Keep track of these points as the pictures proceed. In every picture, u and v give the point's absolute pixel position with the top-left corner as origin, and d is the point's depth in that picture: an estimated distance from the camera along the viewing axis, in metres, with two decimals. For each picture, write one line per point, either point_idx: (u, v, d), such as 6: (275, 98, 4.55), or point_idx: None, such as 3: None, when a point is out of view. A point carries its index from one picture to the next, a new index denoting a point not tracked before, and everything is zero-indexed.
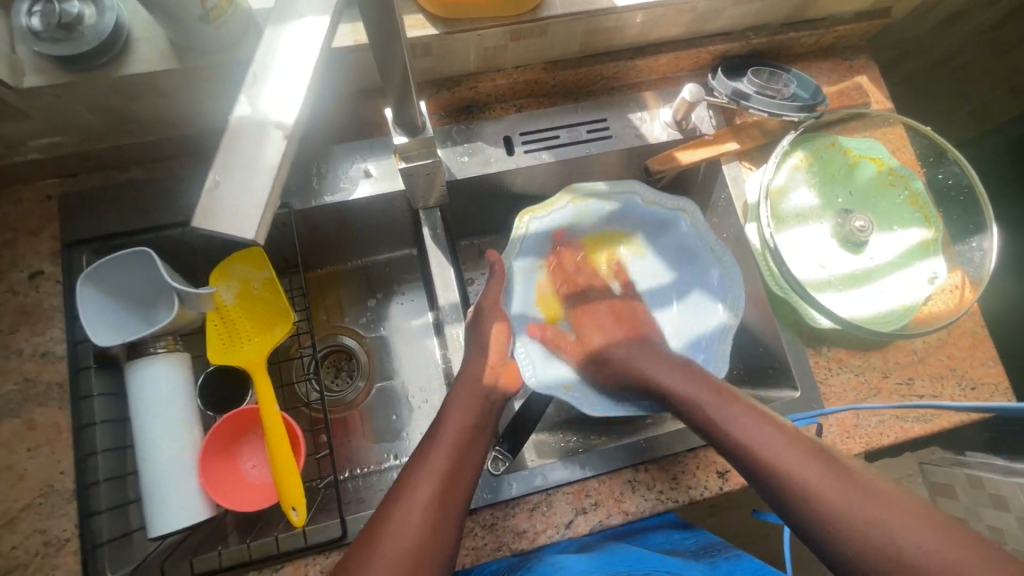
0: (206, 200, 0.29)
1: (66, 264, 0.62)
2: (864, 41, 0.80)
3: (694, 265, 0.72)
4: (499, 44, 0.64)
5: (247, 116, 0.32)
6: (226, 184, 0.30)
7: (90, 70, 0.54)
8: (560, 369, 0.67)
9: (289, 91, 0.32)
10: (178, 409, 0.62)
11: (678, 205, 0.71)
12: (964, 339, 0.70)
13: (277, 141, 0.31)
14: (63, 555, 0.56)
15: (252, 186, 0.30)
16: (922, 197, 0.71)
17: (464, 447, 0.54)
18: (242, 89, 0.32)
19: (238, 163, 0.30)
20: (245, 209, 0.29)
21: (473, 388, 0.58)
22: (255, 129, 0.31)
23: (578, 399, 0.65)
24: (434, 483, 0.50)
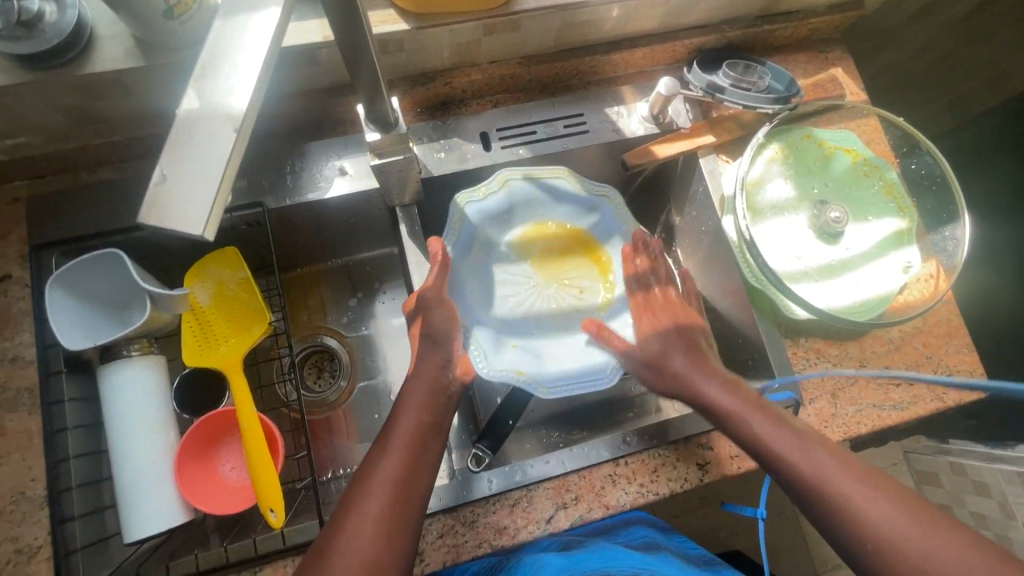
0: (153, 196, 0.28)
1: (34, 265, 0.60)
2: (838, 34, 0.80)
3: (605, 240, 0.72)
4: (473, 39, 0.64)
5: (196, 109, 0.31)
6: (173, 179, 0.29)
7: (53, 69, 0.53)
8: (505, 355, 0.65)
9: (240, 84, 0.32)
10: (153, 413, 0.61)
11: (603, 191, 0.71)
12: (940, 326, 0.71)
13: (229, 135, 0.31)
14: (36, 563, 0.56)
15: (201, 180, 0.29)
16: (896, 187, 0.72)
17: (420, 452, 0.52)
18: (191, 82, 0.31)
19: (186, 158, 0.30)
20: (193, 205, 0.29)
21: (432, 382, 0.57)
22: (204, 123, 0.31)
23: (533, 384, 0.62)
24: (389, 487, 0.49)
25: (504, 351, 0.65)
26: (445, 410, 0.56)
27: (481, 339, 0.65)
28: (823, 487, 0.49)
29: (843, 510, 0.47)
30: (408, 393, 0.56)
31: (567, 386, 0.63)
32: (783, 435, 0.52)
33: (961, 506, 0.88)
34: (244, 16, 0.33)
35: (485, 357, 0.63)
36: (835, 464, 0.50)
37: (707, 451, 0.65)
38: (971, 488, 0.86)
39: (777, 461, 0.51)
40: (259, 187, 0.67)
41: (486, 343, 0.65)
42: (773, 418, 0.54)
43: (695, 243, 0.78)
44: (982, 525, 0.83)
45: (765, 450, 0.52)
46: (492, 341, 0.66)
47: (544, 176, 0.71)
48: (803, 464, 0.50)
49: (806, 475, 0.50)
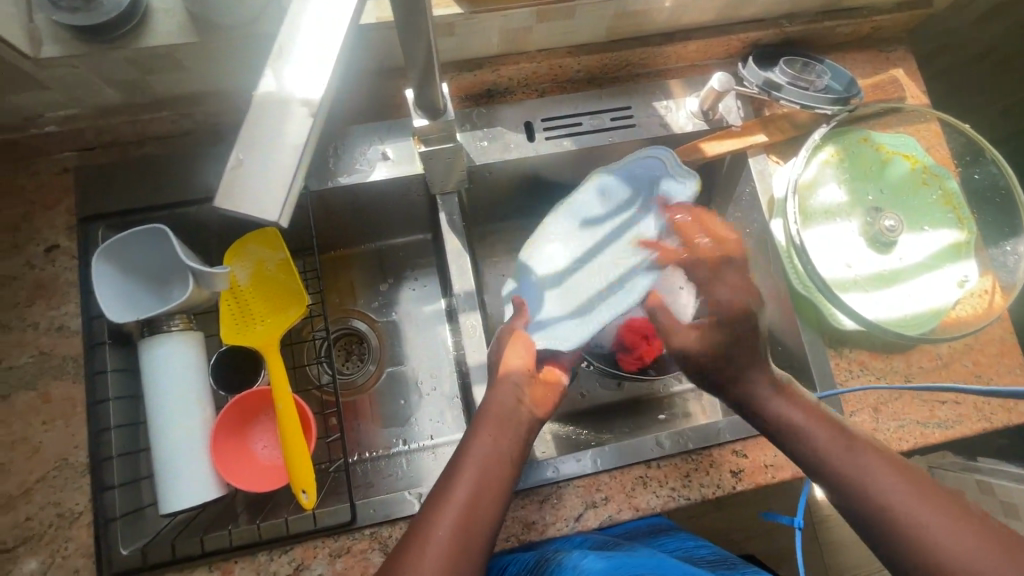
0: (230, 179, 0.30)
1: (82, 237, 0.62)
2: (902, 33, 0.77)
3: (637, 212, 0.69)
4: (525, 26, 0.62)
5: (272, 91, 0.31)
6: (250, 162, 0.29)
7: (108, 42, 0.52)
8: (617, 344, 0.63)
9: (313, 65, 0.31)
10: (191, 388, 0.63)
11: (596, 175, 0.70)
12: (991, 345, 0.68)
13: (303, 119, 0.31)
14: (77, 528, 0.57)
15: (276, 163, 0.30)
16: (956, 197, 0.68)
17: (488, 480, 0.51)
18: (268, 62, 0.31)
19: (262, 140, 0.30)
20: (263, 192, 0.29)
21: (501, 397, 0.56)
22: (279, 106, 0.31)
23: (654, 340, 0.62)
24: (459, 507, 0.48)
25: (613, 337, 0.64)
26: (514, 441, 0.54)
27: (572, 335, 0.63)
28: (858, 486, 0.48)
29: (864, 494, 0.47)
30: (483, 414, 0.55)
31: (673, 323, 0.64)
32: (822, 430, 0.52)
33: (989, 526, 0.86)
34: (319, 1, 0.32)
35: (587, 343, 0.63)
36: (875, 460, 0.48)
37: (740, 458, 0.64)
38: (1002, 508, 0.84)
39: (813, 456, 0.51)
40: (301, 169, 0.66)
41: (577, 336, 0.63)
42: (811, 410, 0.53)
43: None
44: None
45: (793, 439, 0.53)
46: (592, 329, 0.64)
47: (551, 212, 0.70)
48: (835, 453, 0.50)
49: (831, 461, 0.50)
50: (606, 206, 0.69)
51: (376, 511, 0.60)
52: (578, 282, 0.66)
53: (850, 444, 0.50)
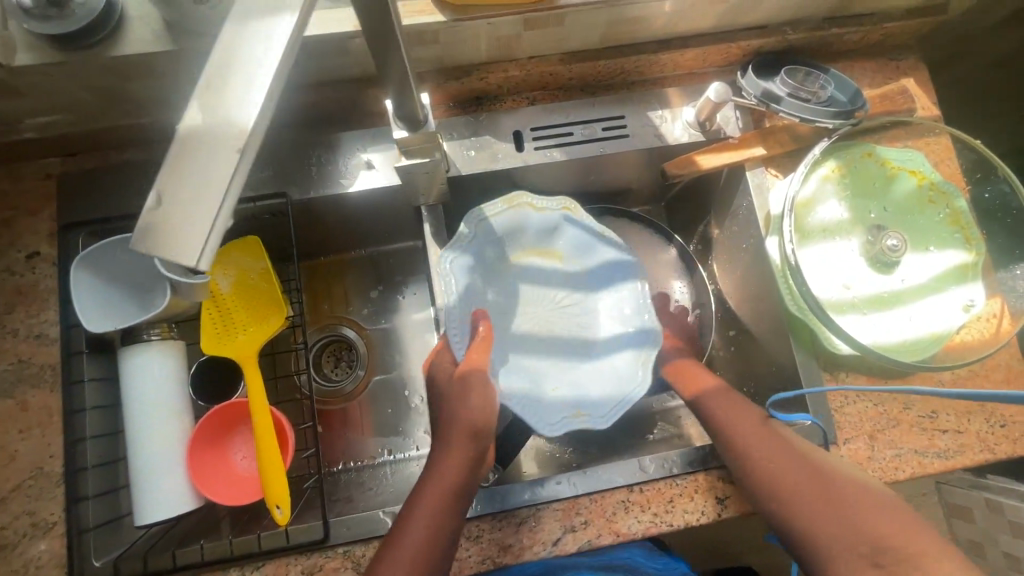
0: (143, 222, 0.24)
1: (60, 246, 0.60)
2: (914, 40, 0.73)
3: (591, 256, 0.66)
4: (512, 33, 0.60)
5: (198, 123, 0.25)
6: (167, 205, 0.24)
7: (81, 50, 0.51)
8: (549, 402, 0.61)
9: (246, 87, 0.25)
10: (167, 399, 0.62)
11: (562, 204, 0.64)
12: (998, 372, 0.65)
13: (230, 154, 0.24)
14: (50, 538, 0.57)
15: (194, 206, 0.24)
16: (964, 217, 0.65)
17: (442, 520, 0.51)
18: (195, 85, 0.25)
19: (183, 183, 0.24)
20: (182, 236, 0.24)
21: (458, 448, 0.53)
22: (208, 141, 0.24)
23: (596, 419, 0.59)
24: (414, 552, 0.49)
25: (548, 397, 0.61)
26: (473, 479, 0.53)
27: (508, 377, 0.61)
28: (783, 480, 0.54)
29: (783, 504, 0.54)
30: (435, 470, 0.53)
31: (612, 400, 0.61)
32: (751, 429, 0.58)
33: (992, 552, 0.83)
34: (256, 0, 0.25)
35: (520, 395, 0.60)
36: (789, 456, 0.56)
37: (726, 485, 0.62)
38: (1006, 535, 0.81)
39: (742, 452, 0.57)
40: (283, 176, 0.65)
41: (513, 378, 0.61)
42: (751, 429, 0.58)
43: (735, 259, 0.73)
44: None
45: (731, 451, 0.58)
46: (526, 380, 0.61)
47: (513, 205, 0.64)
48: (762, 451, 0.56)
49: (758, 475, 0.55)
50: (562, 243, 0.67)
51: (350, 530, 0.59)
52: (514, 315, 0.65)
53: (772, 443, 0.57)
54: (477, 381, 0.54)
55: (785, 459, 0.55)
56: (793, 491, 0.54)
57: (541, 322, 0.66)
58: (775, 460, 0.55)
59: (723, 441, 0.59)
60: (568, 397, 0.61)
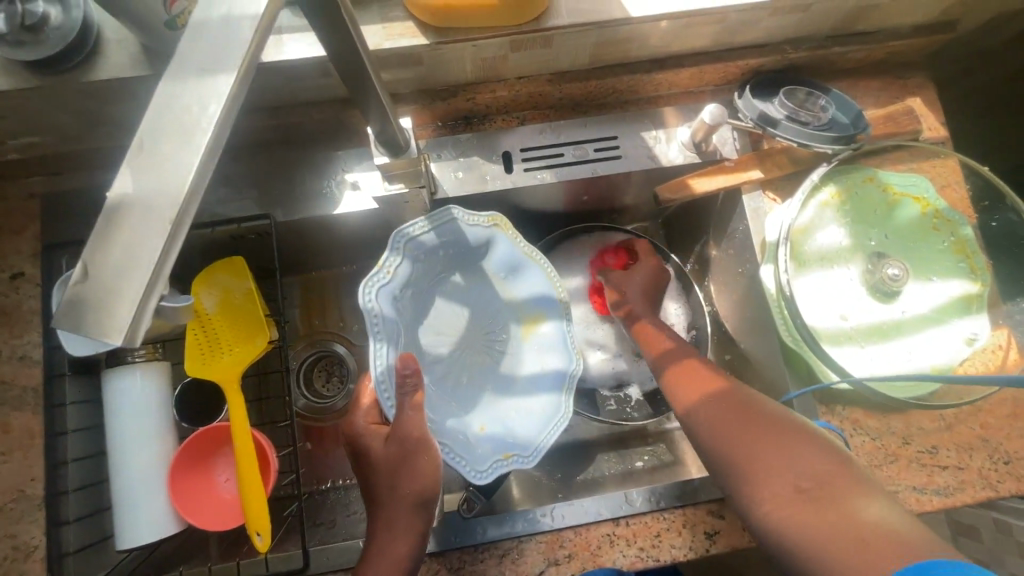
0: (68, 297, 0.22)
1: (46, 269, 0.61)
2: (922, 57, 0.70)
3: (516, 280, 0.63)
4: (499, 54, 0.58)
5: (129, 192, 0.23)
6: (94, 282, 0.22)
7: (58, 74, 0.51)
8: (475, 443, 0.57)
9: (181, 151, 0.24)
10: (148, 423, 0.61)
11: (493, 221, 0.60)
12: (1003, 406, 0.63)
13: (163, 224, 0.23)
14: (30, 562, 0.56)
15: (122, 282, 0.22)
16: (969, 245, 0.63)
17: None
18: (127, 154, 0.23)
19: (110, 255, 0.22)
20: (110, 311, 0.22)
21: (403, 521, 0.50)
22: (140, 211, 0.23)
23: (522, 459, 0.57)
24: None
25: (474, 436, 0.58)
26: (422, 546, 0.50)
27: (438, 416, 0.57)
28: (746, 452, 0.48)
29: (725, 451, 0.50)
30: (379, 548, 0.49)
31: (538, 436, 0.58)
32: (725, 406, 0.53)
33: None
34: (196, 57, 0.24)
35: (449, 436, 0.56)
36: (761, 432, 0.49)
37: (716, 519, 0.60)
38: None
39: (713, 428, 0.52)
40: (268, 198, 0.64)
41: (440, 417, 0.58)
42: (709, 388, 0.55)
43: (732, 282, 0.71)
44: None
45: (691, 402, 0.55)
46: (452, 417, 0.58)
47: (440, 220, 0.58)
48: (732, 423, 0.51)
49: (707, 421, 0.53)
50: (485, 264, 0.63)
51: (331, 559, 0.58)
52: (428, 340, 0.62)
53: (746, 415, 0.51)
54: (424, 445, 0.50)
55: (739, 407, 0.52)
56: (737, 434, 0.50)
57: (452, 346, 0.63)
58: (725, 410, 0.52)
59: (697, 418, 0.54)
60: (494, 433, 0.58)
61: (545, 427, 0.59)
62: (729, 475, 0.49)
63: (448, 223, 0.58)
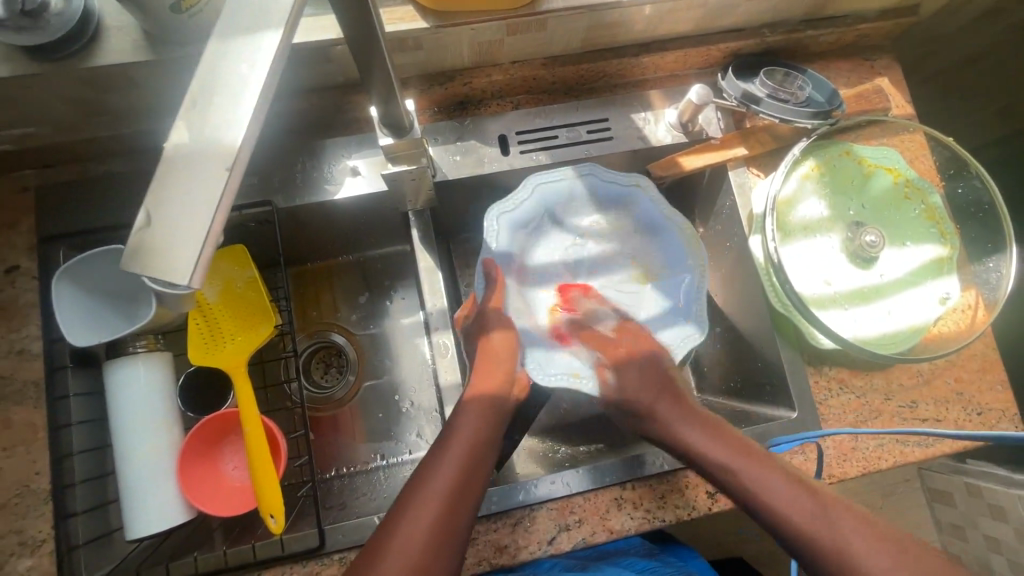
0: (134, 242, 0.24)
1: (43, 260, 0.59)
2: (887, 41, 0.75)
3: (660, 237, 0.68)
4: (495, 39, 0.60)
5: (185, 145, 0.25)
6: (158, 225, 0.24)
7: (57, 61, 0.51)
8: (565, 368, 0.64)
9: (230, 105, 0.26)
10: (156, 411, 0.61)
11: (636, 181, 0.67)
12: (974, 361, 0.67)
13: (218, 173, 0.25)
14: (38, 556, 0.56)
15: (188, 226, 0.25)
16: (938, 212, 0.67)
17: (478, 459, 0.53)
18: (181, 112, 0.26)
19: (172, 201, 0.25)
20: (178, 253, 0.24)
21: (484, 402, 0.57)
22: (194, 162, 0.25)
23: (605, 395, 0.63)
24: (448, 483, 0.51)
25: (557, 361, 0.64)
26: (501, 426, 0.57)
27: (537, 352, 0.65)
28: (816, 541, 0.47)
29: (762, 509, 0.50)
30: (457, 422, 0.56)
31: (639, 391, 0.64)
32: (772, 484, 0.51)
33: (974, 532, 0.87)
34: (238, 16, 0.26)
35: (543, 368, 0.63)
36: (826, 523, 0.48)
37: (716, 479, 0.63)
38: (986, 512, 0.85)
39: (763, 507, 0.50)
40: (268, 185, 0.64)
41: (543, 353, 0.65)
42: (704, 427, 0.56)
43: (719, 258, 0.75)
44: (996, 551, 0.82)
45: (698, 462, 0.55)
46: (551, 351, 0.65)
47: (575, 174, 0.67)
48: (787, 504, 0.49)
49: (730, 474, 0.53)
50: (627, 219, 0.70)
51: (345, 537, 0.59)
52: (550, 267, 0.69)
53: (799, 494, 0.50)
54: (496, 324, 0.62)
55: (780, 485, 0.51)
56: (802, 519, 0.48)
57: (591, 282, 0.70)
58: (767, 484, 0.51)
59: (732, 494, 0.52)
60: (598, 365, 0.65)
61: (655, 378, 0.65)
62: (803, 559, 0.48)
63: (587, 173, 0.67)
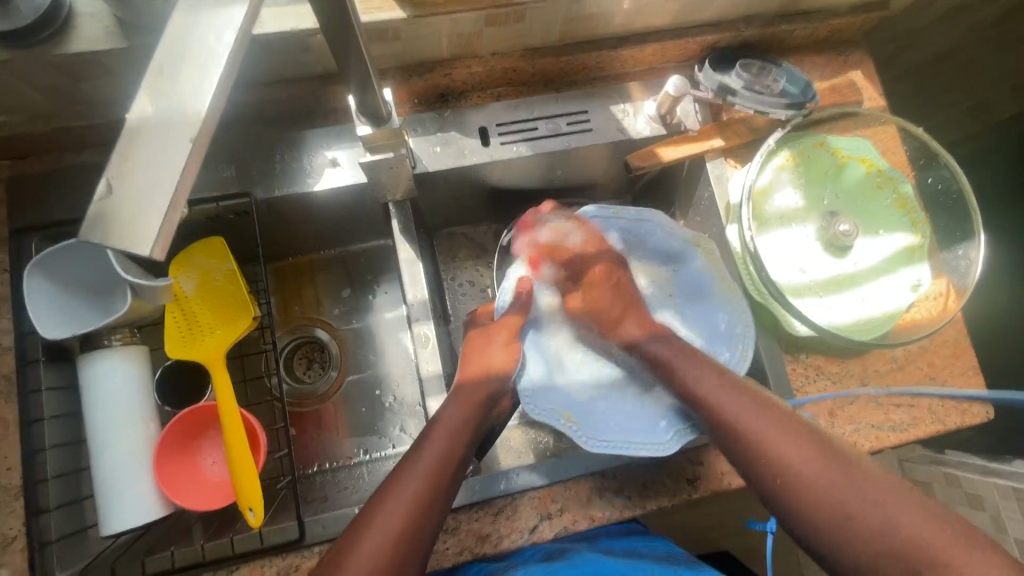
0: (95, 210, 0.25)
1: (14, 252, 0.59)
2: (860, 36, 0.77)
3: (703, 304, 0.68)
4: (474, 30, 0.61)
5: (149, 116, 0.27)
6: (121, 193, 0.26)
7: (27, 48, 0.50)
8: (556, 395, 0.63)
9: (195, 78, 0.28)
10: (132, 405, 0.60)
11: (696, 241, 0.69)
12: (946, 347, 0.69)
13: (182, 143, 0.27)
14: (11, 553, 0.55)
15: (151, 194, 0.26)
16: (910, 201, 0.69)
17: (455, 451, 0.54)
18: (145, 82, 0.27)
19: (137, 170, 0.26)
20: (141, 218, 0.25)
21: (471, 396, 0.59)
22: (159, 134, 0.27)
23: (579, 433, 0.60)
24: (424, 474, 0.51)
25: (558, 387, 0.64)
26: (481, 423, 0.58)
27: (539, 366, 0.66)
28: (813, 488, 0.47)
29: (779, 469, 0.49)
30: (439, 416, 0.57)
31: (619, 443, 0.60)
32: (783, 434, 0.50)
33: (953, 520, 0.88)
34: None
35: (536, 387, 0.64)
36: (829, 473, 0.47)
37: (697, 466, 0.63)
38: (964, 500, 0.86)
39: (764, 454, 0.50)
40: (248, 177, 0.64)
41: (543, 372, 0.65)
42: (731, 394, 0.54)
43: None
44: None
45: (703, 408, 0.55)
46: (548, 373, 0.65)
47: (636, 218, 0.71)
48: (793, 453, 0.49)
49: (754, 433, 0.51)
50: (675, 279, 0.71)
51: (325, 528, 0.58)
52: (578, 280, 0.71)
53: (809, 446, 0.49)
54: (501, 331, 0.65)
55: (793, 434, 0.50)
56: (806, 470, 0.48)
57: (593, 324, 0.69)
58: (777, 432, 0.51)
59: (736, 441, 0.52)
60: (587, 402, 0.63)
61: (636, 433, 0.60)
62: (798, 511, 0.48)
63: (647, 221, 0.71)
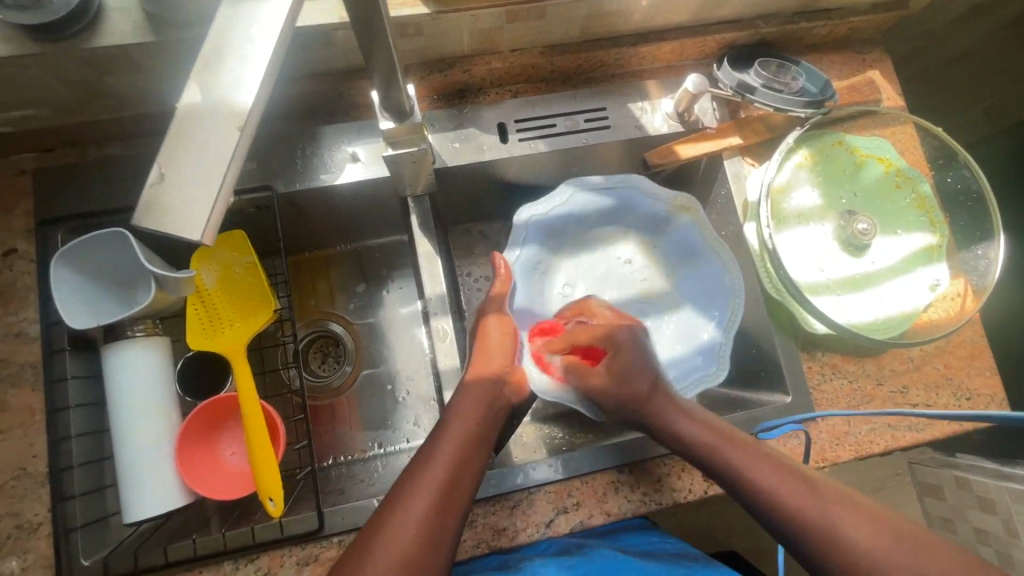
0: (147, 195, 0.27)
1: (40, 243, 0.59)
2: (879, 34, 0.76)
3: (695, 263, 0.72)
4: (494, 26, 0.61)
5: (197, 105, 0.29)
6: (171, 179, 0.28)
7: (58, 41, 0.51)
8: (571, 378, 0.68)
9: (241, 72, 0.29)
10: (154, 395, 0.60)
11: (680, 203, 0.71)
12: (963, 347, 0.68)
13: (228, 134, 0.29)
14: (36, 539, 0.56)
15: (200, 183, 0.28)
16: (929, 201, 0.69)
17: (474, 446, 0.53)
18: (192, 74, 0.29)
19: (184, 158, 0.28)
20: (192, 206, 0.28)
21: (485, 388, 0.58)
22: (207, 125, 0.29)
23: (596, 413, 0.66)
24: (444, 470, 0.50)
25: None
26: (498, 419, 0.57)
27: None
28: (798, 512, 0.47)
29: (765, 496, 0.49)
30: (454, 411, 0.55)
31: None
32: (758, 462, 0.50)
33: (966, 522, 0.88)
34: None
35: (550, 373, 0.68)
36: (809, 494, 0.48)
37: None
38: (976, 503, 0.85)
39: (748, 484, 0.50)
40: (268, 170, 0.65)
41: None
42: (697, 416, 0.55)
43: None
44: (984, 541, 0.83)
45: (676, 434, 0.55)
46: None
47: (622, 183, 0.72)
48: (773, 480, 0.49)
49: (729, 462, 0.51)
50: (666, 242, 0.75)
51: (344, 519, 0.59)
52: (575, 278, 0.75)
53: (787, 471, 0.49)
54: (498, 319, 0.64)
55: (770, 463, 0.50)
56: (789, 495, 0.48)
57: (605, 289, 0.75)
58: (755, 461, 0.50)
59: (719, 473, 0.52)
60: None
61: None
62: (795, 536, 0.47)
63: (633, 186, 0.72)
